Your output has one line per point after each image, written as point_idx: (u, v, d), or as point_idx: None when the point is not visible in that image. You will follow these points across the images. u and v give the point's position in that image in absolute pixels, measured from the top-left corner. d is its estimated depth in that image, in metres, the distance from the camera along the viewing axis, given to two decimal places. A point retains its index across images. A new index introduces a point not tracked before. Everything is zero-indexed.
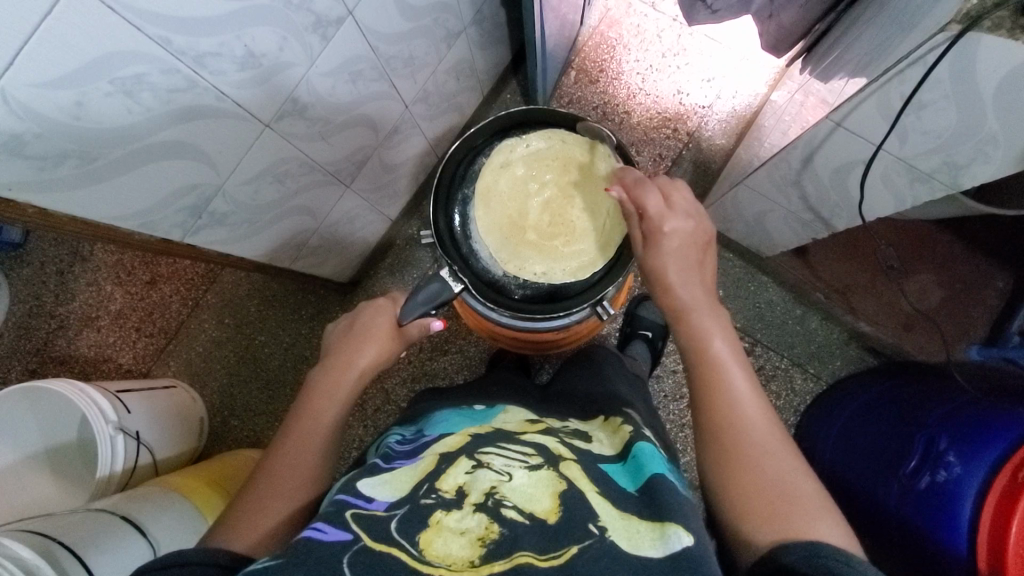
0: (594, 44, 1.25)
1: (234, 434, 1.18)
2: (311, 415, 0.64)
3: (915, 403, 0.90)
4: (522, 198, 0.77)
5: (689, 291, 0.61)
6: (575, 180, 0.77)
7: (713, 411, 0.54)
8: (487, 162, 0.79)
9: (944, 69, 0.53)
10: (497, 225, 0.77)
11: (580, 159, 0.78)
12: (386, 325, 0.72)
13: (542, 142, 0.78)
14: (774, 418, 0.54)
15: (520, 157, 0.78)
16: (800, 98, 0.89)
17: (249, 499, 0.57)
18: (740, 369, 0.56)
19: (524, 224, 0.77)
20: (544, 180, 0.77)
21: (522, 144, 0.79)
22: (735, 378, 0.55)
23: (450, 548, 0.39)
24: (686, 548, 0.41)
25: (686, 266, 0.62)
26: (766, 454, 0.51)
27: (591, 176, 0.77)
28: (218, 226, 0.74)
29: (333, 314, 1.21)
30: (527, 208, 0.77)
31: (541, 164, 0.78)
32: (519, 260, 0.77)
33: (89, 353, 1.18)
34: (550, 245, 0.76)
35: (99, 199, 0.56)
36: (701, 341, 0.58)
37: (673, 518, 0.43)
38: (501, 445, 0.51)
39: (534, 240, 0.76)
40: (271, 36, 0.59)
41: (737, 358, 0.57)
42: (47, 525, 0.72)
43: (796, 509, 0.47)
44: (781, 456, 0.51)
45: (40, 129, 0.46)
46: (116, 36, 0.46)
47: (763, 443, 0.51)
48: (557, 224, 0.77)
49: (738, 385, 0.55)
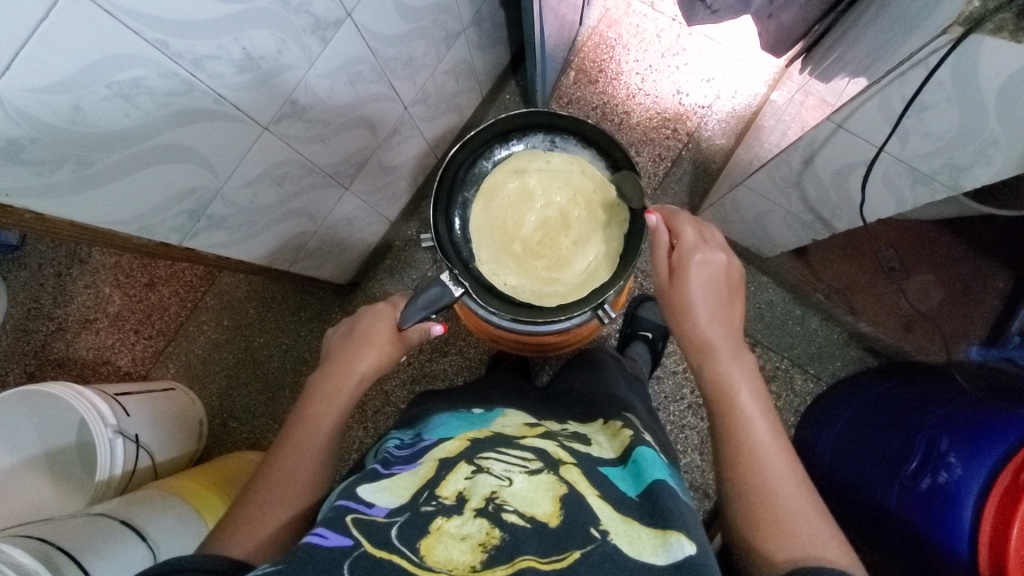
0: (593, 44, 1.25)
1: (234, 437, 1.17)
2: (309, 422, 0.63)
3: (917, 403, 0.89)
4: (521, 209, 0.81)
5: (715, 329, 0.63)
6: (576, 211, 0.80)
7: (735, 443, 0.55)
8: (502, 163, 0.81)
9: (945, 71, 0.53)
10: (489, 225, 0.80)
11: (592, 197, 0.80)
12: (386, 329, 0.72)
13: (561, 163, 0.81)
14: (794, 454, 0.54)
15: (535, 169, 0.81)
16: (800, 98, 0.89)
17: (248, 504, 0.57)
18: (765, 410, 0.58)
19: (514, 234, 0.80)
20: (551, 200, 0.81)
21: (542, 158, 0.81)
22: (758, 415, 0.57)
23: (451, 553, 0.39)
24: (688, 556, 0.41)
25: (715, 302, 0.64)
26: (784, 484, 0.51)
27: (595, 218, 0.80)
28: (216, 229, 0.73)
29: (333, 315, 1.20)
30: (522, 220, 0.80)
31: (553, 183, 0.80)
32: (497, 265, 0.79)
33: (88, 356, 1.18)
34: (529, 263, 0.79)
35: (97, 203, 0.56)
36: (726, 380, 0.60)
37: (674, 525, 0.43)
38: (501, 450, 0.50)
39: (518, 252, 0.80)
40: (270, 38, 0.59)
41: (758, 399, 0.58)
42: (46, 530, 0.72)
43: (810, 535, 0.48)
44: (799, 489, 0.51)
45: (36, 134, 0.46)
46: (112, 39, 0.45)
47: (782, 475, 0.52)
48: (544, 247, 0.80)
49: (759, 422, 0.56)
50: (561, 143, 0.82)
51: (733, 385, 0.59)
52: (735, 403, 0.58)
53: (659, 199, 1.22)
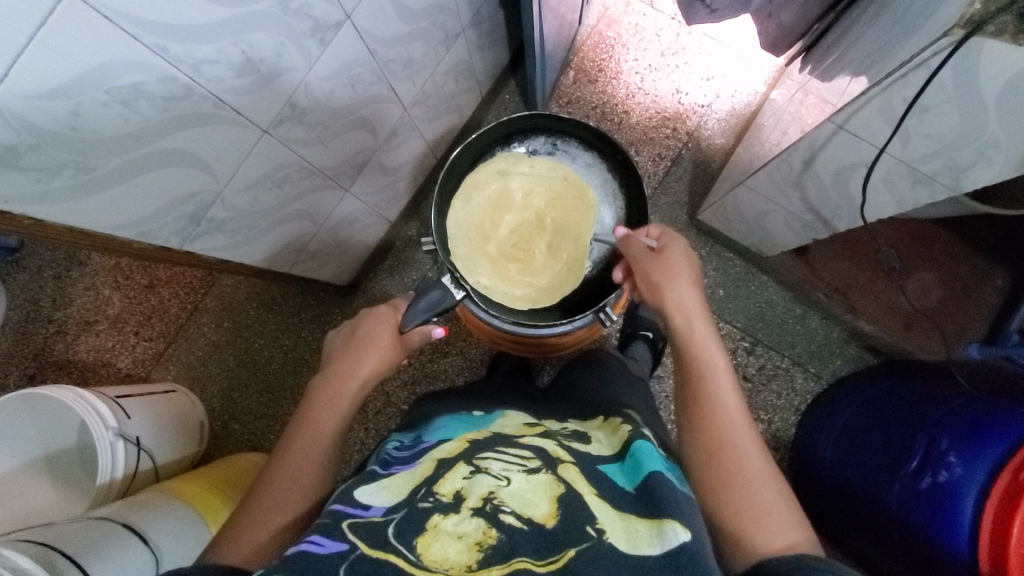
0: (592, 43, 1.25)
1: (235, 439, 1.17)
2: (310, 425, 0.63)
3: (917, 401, 0.89)
4: (498, 210, 0.80)
5: (690, 326, 0.65)
6: (555, 218, 0.81)
7: (706, 430, 0.58)
8: (487, 163, 0.81)
9: (947, 73, 0.53)
10: (466, 223, 0.79)
11: (569, 203, 0.81)
12: (387, 333, 0.71)
13: (544, 170, 0.82)
14: (761, 442, 0.57)
15: (519, 172, 0.82)
16: (800, 97, 0.88)
17: (250, 510, 0.57)
18: (733, 392, 0.60)
19: (491, 235, 0.80)
20: (528, 203, 0.81)
21: (527, 163, 0.82)
22: (728, 399, 0.60)
23: (447, 552, 0.40)
24: (684, 545, 0.41)
25: (692, 297, 0.66)
26: (754, 471, 0.54)
27: (571, 224, 0.81)
28: (217, 233, 0.73)
29: (333, 316, 1.20)
30: (499, 221, 0.80)
31: (534, 187, 0.81)
32: (470, 263, 0.78)
33: (88, 358, 1.17)
34: (502, 265, 0.79)
35: (99, 209, 0.56)
36: (700, 372, 0.62)
37: (669, 514, 0.43)
38: (499, 450, 0.50)
39: (492, 253, 0.79)
40: (271, 43, 0.59)
41: (733, 394, 0.60)
42: (46, 535, 0.72)
43: (771, 522, 0.51)
44: (771, 484, 0.54)
45: (34, 141, 0.46)
46: (110, 45, 0.45)
47: (752, 461, 0.55)
48: (517, 250, 0.80)
49: (730, 407, 0.59)
50: (563, 145, 0.83)
51: (707, 373, 0.62)
52: (709, 401, 0.60)
53: (659, 199, 1.21)
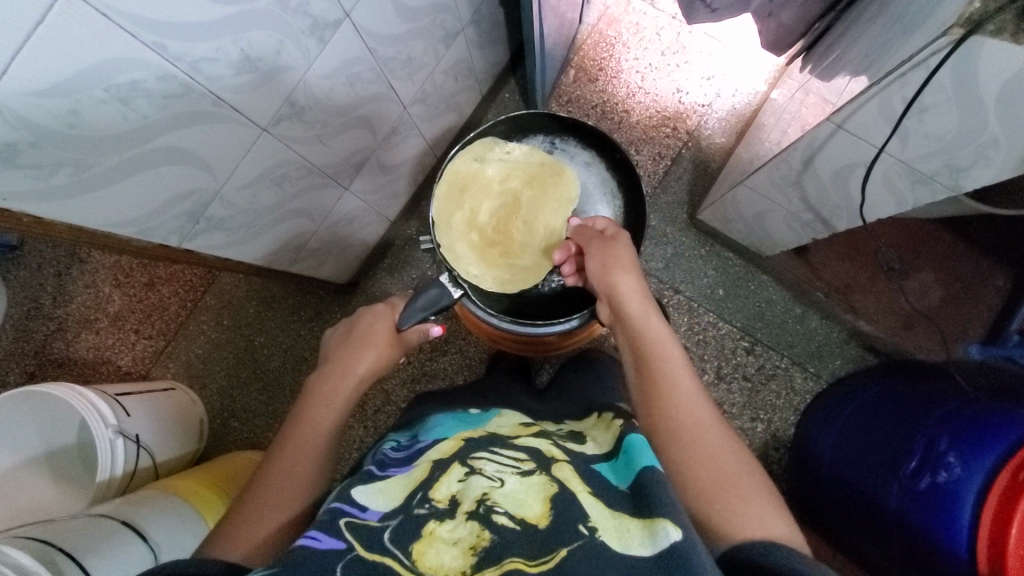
0: (592, 43, 1.25)
1: (234, 437, 1.17)
2: (308, 423, 0.63)
3: (916, 401, 0.89)
4: (479, 197, 0.78)
5: (640, 311, 0.65)
6: (533, 197, 0.79)
7: (669, 417, 0.57)
8: (462, 154, 0.80)
9: (945, 74, 0.53)
10: (449, 216, 0.78)
11: (546, 183, 0.80)
12: (386, 332, 0.71)
13: (519, 153, 0.81)
14: (726, 428, 0.57)
15: (495, 159, 0.80)
16: (799, 96, 0.88)
17: (248, 507, 0.57)
18: (688, 376, 0.60)
19: (473, 224, 0.78)
20: (506, 186, 0.79)
21: (502, 149, 0.81)
22: (685, 385, 0.59)
23: (442, 559, 0.40)
24: (674, 544, 0.40)
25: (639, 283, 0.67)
26: (722, 456, 0.54)
27: (550, 201, 0.79)
28: (216, 230, 0.73)
29: (332, 314, 1.20)
30: (480, 208, 0.78)
31: (512, 171, 0.80)
32: (457, 254, 0.76)
33: (88, 356, 1.18)
34: (488, 251, 0.77)
35: (99, 206, 0.56)
36: (654, 359, 0.61)
37: (661, 514, 0.42)
38: (493, 450, 0.50)
39: (477, 241, 0.77)
40: (268, 40, 0.59)
41: (689, 378, 0.60)
42: (45, 531, 0.72)
43: (747, 505, 0.50)
44: (739, 469, 0.54)
45: (33, 137, 0.46)
46: (108, 43, 0.45)
47: (718, 447, 0.55)
48: (501, 235, 0.78)
49: (688, 392, 0.59)
50: (562, 144, 0.84)
51: (661, 358, 0.61)
52: (668, 387, 0.59)
53: (659, 198, 1.21)
